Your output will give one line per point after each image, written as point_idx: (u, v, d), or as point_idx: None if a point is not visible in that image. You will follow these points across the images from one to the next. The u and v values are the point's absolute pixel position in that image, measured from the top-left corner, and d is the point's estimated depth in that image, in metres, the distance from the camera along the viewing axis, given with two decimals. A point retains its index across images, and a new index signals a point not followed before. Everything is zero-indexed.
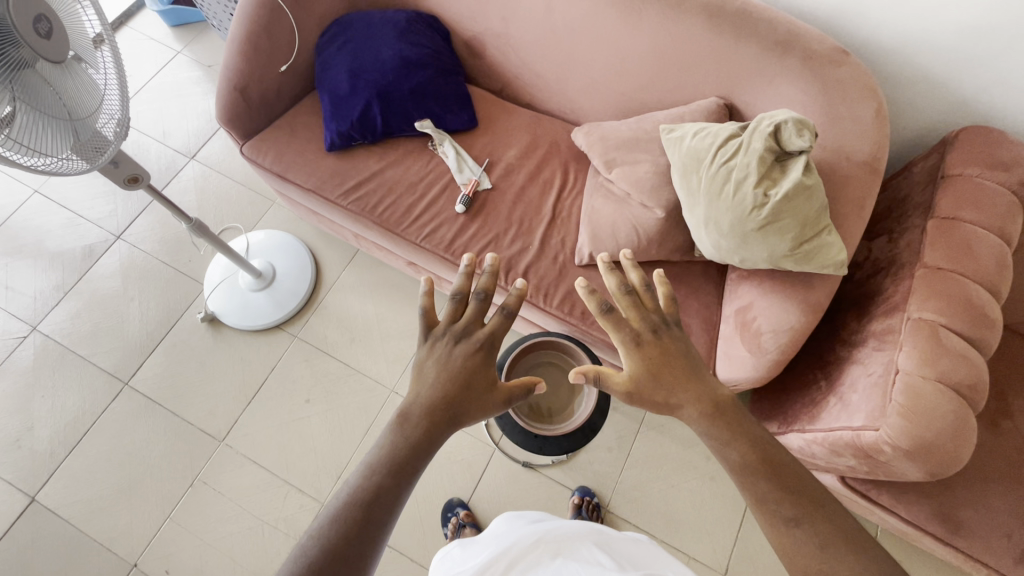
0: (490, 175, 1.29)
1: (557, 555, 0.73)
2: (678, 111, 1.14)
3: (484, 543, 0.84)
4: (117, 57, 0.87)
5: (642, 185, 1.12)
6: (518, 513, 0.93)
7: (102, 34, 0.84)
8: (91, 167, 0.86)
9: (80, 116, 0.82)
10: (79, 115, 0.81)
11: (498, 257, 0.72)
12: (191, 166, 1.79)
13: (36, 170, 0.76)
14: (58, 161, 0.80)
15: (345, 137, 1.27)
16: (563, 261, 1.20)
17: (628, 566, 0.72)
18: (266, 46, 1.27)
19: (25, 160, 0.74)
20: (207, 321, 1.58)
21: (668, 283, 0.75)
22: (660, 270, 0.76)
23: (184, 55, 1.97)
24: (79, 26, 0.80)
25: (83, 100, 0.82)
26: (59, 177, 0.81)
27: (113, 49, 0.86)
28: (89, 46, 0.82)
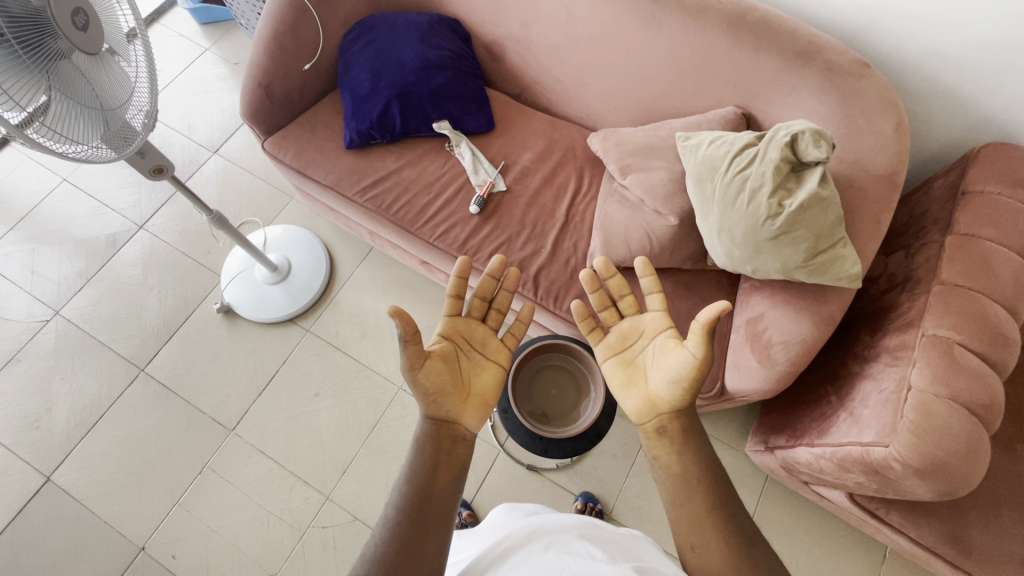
0: (505, 177, 1.30)
1: (548, 549, 0.71)
2: (696, 119, 1.14)
3: (483, 535, 0.87)
4: (148, 51, 0.90)
5: (656, 192, 1.13)
6: (514, 504, 0.95)
7: (136, 29, 0.87)
8: (119, 156, 0.89)
9: (112, 107, 0.84)
10: (109, 105, 0.84)
11: (516, 269, 0.92)
12: (214, 160, 1.83)
13: (69, 157, 0.79)
14: (88, 149, 0.82)
15: (365, 136, 1.29)
16: (574, 264, 1.21)
17: (620, 558, 0.70)
18: (292, 45, 1.29)
19: (60, 148, 0.77)
20: (222, 312, 1.60)
21: (580, 322, 0.92)
22: (580, 321, 0.92)
23: (212, 52, 2.01)
24: (114, 19, 0.83)
25: (114, 91, 0.84)
26: (89, 165, 0.83)
27: (145, 44, 0.89)
28: (122, 39, 0.85)
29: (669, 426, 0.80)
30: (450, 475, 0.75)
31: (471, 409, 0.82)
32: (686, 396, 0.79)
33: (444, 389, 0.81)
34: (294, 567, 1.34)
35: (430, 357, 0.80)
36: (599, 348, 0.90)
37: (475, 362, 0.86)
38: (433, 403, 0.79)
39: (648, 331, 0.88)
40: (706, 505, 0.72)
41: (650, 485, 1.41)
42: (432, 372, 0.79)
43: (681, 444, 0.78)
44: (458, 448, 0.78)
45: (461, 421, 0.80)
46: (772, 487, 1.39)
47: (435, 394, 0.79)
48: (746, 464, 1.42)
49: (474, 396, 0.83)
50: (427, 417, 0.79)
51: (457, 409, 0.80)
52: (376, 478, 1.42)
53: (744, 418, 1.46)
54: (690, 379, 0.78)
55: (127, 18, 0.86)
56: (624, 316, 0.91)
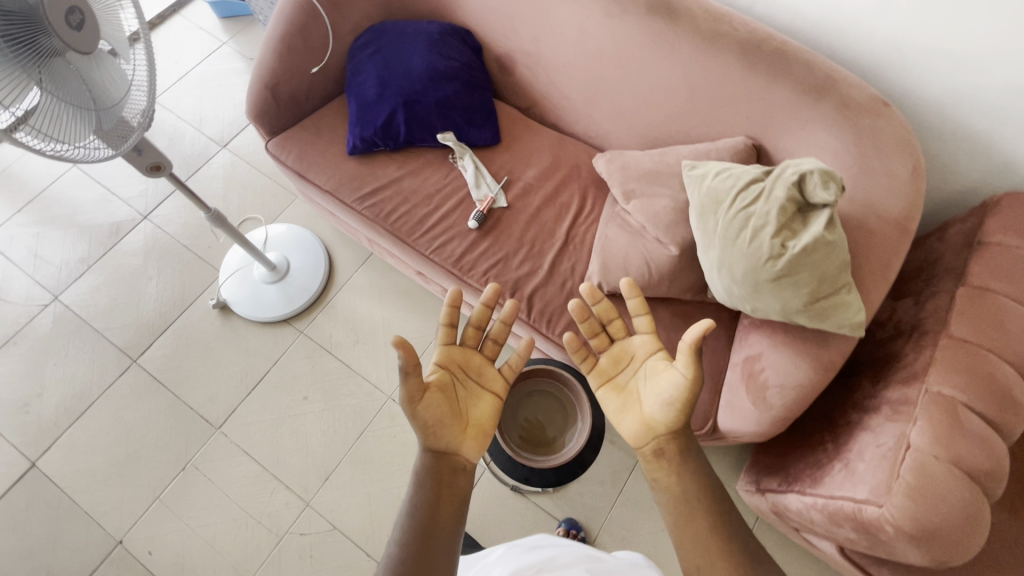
0: (507, 194, 1.28)
1: None
2: (704, 147, 1.12)
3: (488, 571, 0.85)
4: (150, 56, 0.88)
5: (658, 220, 1.10)
6: (519, 539, 0.92)
7: (139, 33, 0.86)
8: (116, 154, 0.87)
9: (108, 105, 0.83)
10: (105, 104, 0.82)
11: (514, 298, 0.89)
12: (222, 154, 1.83)
13: (62, 158, 0.78)
14: (82, 147, 0.81)
15: (368, 142, 1.28)
16: (570, 287, 1.18)
17: None
18: (300, 47, 1.26)
19: (54, 149, 0.76)
20: (218, 308, 1.60)
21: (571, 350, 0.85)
22: (570, 347, 0.85)
23: (229, 47, 2.02)
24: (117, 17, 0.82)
25: (111, 90, 0.83)
26: (84, 165, 0.82)
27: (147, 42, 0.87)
28: (123, 42, 0.84)
29: (667, 448, 0.77)
30: (454, 507, 0.72)
31: (471, 439, 0.79)
32: (680, 417, 0.77)
33: (443, 420, 0.78)
34: (269, 572, 1.32)
35: (428, 389, 0.78)
36: (589, 373, 0.87)
37: (472, 392, 0.84)
38: (432, 436, 0.76)
39: (639, 353, 0.85)
40: (689, 556, 0.69)
41: (636, 516, 1.37)
42: (430, 404, 0.77)
43: (679, 465, 0.75)
44: (459, 479, 0.75)
45: (460, 452, 0.77)
46: (761, 527, 1.35)
47: (433, 426, 0.76)
48: (736, 501, 1.38)
49: (474, 425, 0.80)
50: (426, 450, 0.76)
51: (456, 440, 0.77)
52: (358, 487, 1.40)
53: (737, 454, 1.42)
54: (684, 399, 0.76)
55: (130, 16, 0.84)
56: (614, 340, 0.88)
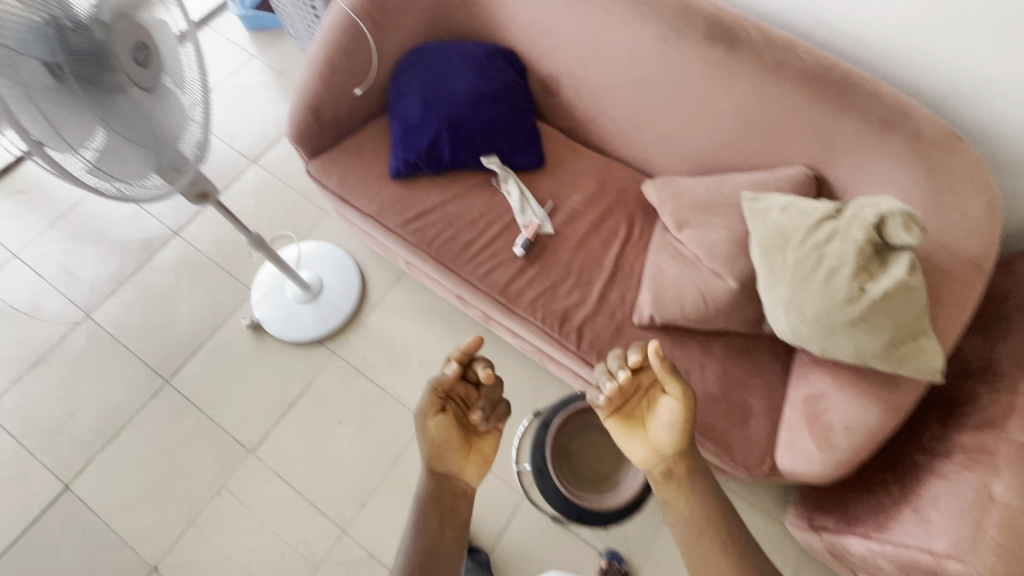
0: (553, 220, 1.25)
1: None
2: (762, 177, 1.08)
3: None
4: (200, 54, 0.84)
5: (715, 251, 1.07)
6: None
7: (188, 31, 0.80)
8: (172, 190, 0.83)
9: (167, 141, 0.80)
10: (165, 140, 0.79)
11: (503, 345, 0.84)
12: (254, 169, 1.81)
13: (126, 198, 0.76)
14: (141, 185, 0.78)
15: (411, 165, 1.26)
16: (620, 318, 1.16)
17: None
18: (344, 69, 1.23)
19: (119, 189, 0.74)
20: (252, 328, 1.58)
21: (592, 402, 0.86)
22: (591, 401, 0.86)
23: (259, 59, 2.00)
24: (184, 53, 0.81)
25: (171, 125, 0.80)
26: (141, 203, 0.78)
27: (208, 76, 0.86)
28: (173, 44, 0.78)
29: (675, 469, 0.79)
30: (455, 532, 0.76)
31: (472, 465, 0.82)
32: (683, 437, 0.79)
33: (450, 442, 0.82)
34: None
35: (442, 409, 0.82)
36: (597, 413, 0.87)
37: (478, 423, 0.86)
38: (436, 455, 0.80)
39: (643, 383, 0.85)
40: None
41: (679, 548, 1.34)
42: (437, 425, 0.81)
43: (687, 484, 0.78)
44: (458, 504, 0.79)
45: (461, 477, 0.81)
46: (809, 562, 1.32)
47: (438, 446, 0.80)
48: (781, 534, 1.35)
49: (477, 452, 0.83)
50: (429, 469, 0.79)
51: (459, 464, 0.81)
52: (394, 515, 1.38)
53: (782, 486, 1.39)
54: (684, 420, 0.79)
55: (179, 23, 0.79)
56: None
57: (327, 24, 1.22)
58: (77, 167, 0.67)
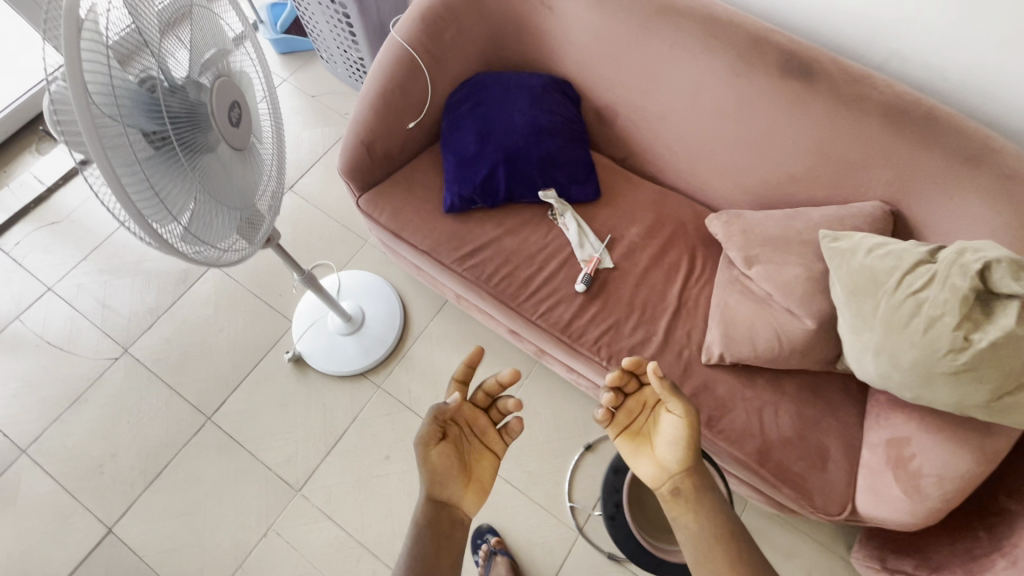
0: (612, 253, 1.22)
1: None
2: (836, 213, 1.05)
3: None
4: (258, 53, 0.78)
5: (790, 290, 1.04)
6: None
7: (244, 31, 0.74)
8: (253, 247, 0.81)
9: (248, 196, 0.78)
10: (246, 196, 0.77)
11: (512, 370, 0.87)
12: (289, 197, 1.78)
13: (216, 265, 0.72)
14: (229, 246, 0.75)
15: (466, 200, 1.23)
16: (688, 357, 1.13)
17: None
18: (398, 103, 1.21)
19: (210, 255, 0.70)
20: (293, 361, 1.55)
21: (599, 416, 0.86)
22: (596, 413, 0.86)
23: (290, 84, 1.98)
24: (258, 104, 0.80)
25: (251, 180, 0.78)
26: (231, 265, 0.75)
27: (276, 126, 0.85)
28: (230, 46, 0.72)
29: (683, 486, 0.78)
30: (452, 558, 0.73)
31: (472, 494, 0.82)
32: (689, 454, 0.79)
33: (450, 471, 0.80)
34: None
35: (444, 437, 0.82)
36: (606, 429, 0.88)
37: (474, 449, 0.86)
38: (437, 484, 0.79)
39: (648, 401, 0.86)
40: None
41: None
42: (440, 454, 0.80)
43: (695, 502, 0.77)
44: (457, 532, 0.77)
45: (460, 505, 0.80)
46: None
47: (440, 475, 0.79)
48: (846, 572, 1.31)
49: (474, 481, 0.83)
50: (427, 497, 0.78)
51: (458, 493, 0.80)
52: None
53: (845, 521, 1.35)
54: (689, 437, 0.79)
55: (234, 27, 0.74)
56: (627, 395, 0.88)
57: (380, 57, 1.20)
58: (176, 236, 0.63)
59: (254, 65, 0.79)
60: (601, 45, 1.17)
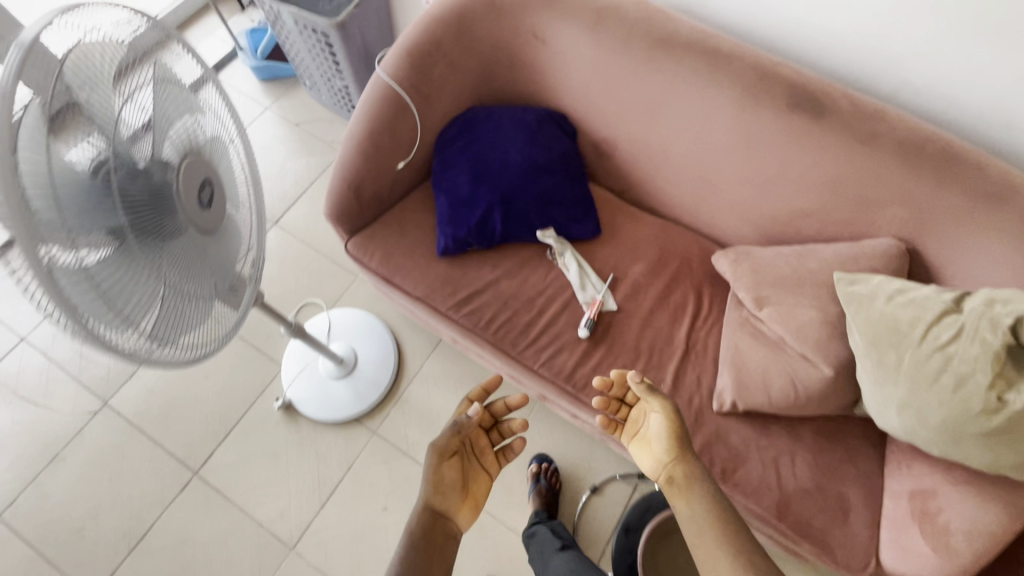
0: (615, 294, 1.17)
1: None
2: (850, 252, 1.01)
3: None
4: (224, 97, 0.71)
5: (804, 335, 0.99)
6: None
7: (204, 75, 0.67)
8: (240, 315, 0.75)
9: (230, 264, 0.72)
10: (227, 265, 0.71)
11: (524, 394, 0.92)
12: (274, 232, 1.71)
13: (201, 351, 0.66)
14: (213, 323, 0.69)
15: (461, 242, 1.17)
16: (698, 404, 1.07)
17: None
18: (386, 144, 1.15)
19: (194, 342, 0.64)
20: (284, 408, 1.48)
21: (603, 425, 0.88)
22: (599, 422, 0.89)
23: (273, 112, 1.91)
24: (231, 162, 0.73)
25: (231, 246, 0.72)
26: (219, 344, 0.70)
27: (255, 179, 0.78)
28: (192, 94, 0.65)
29: (674, 474, 0.75)
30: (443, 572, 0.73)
31: (467, 510, 0.82)
32: (675, 442, 0.77)
33: (452, 483, 0.81)
34: None
35: (452, 451, 0.84)
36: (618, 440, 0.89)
37: (473, 465, 0.86)
38: (437, 495, 0.80)
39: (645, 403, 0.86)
40: None
41: None
42: (445, 466, 0.82)
43: (687, 487, 0.73)
44: (448, 545, 0.76)
45: (455, 518, 0.79)
46: None
47: (441, 487, 0.81)
48: None
49: (472, 496, 0.83)
50: (427, 507, 0.78)
51: (455, 505, 0.80)
52: None
53: None
54: (668, 423, 0.78)
55: (194, 70, 0.66)
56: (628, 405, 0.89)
57: (366, 96, 1.14)
58: (147, 333, 0.57)
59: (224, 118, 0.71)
60: (600, 79, 1.12)
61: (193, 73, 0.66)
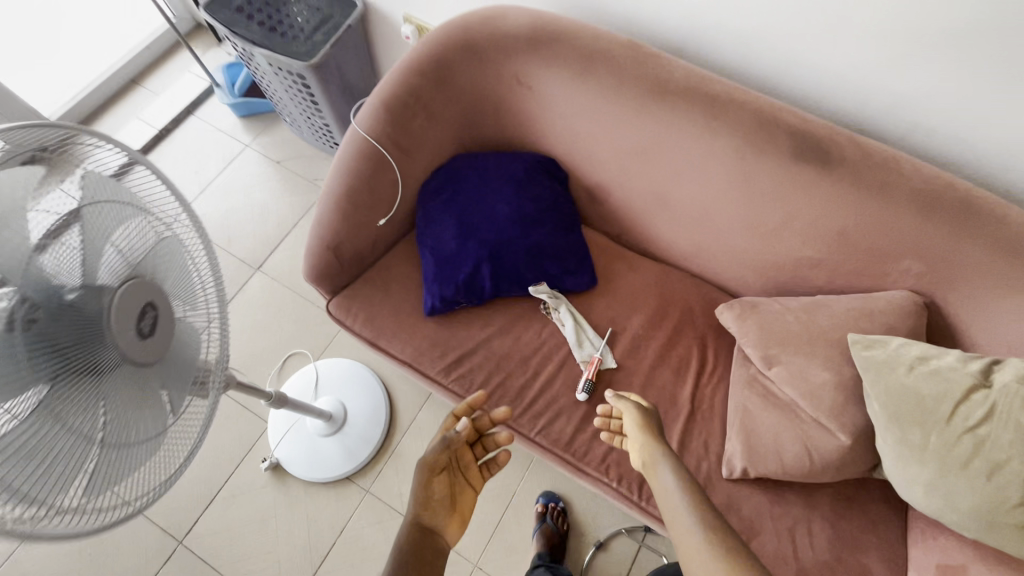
0: (614, 350, 1.10)
1: None
2: (864, 306, 0.94)
3: None
4: (162, 178, 0.60)
5: (818, 399, 0.93)
6: None
7: (131, 162, 0.56)
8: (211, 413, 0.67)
9: (189, 365, 0.63)
10: (185, 368, 0.62)
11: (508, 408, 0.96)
12: (257, 278, 1.64)
13: (163, 477, 0.58)
14: (177, 436, 0.61)
15: (448, 301, 1.10)
16: (706, 470, 1.00)
17: None
18: (366, 201, 1.08)
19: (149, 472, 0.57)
20: (272, 469, 1.41)
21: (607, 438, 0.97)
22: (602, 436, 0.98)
23: (253, 150, 1.84)
24: (177, 254, 0.62)
25: (186, 345, 0.63)
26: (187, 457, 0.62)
27: (212, 256, 0.68)
28: (117, 192, 0.55)
29: (648, 462, 0.83)
30: None
31: (454, 525, 0.85)
32: (643, 432, 0.86)
33: (440, 499, 0.85)
34: None
35: (441, 466, 0.87)
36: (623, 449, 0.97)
37: (461, 481, 0.90)
38: (426, 510, 0.84)
39: None
40: None
41: None
42: (435, 481, 0.86)
43: (658, 471, 0.81)
44: (439, 563, 0.79)
45: (444, 533, 0.83)
46: None
47: (430, 503, 0.85)
48: None
49: (458, 511, 0.87)
50: (416, 523, 0.82)
51: (444, 522, 0.84)
52: None
53: None
54: (634, 417, 0.88)
55: (116, 158, 0.55)
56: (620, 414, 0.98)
57: (342, 152, 1.07)
58: (82, 492, 0.49)
59: (163, 205, 0.61)
60: (590, 124, 1.05)
61: (116, 163, 0.55)
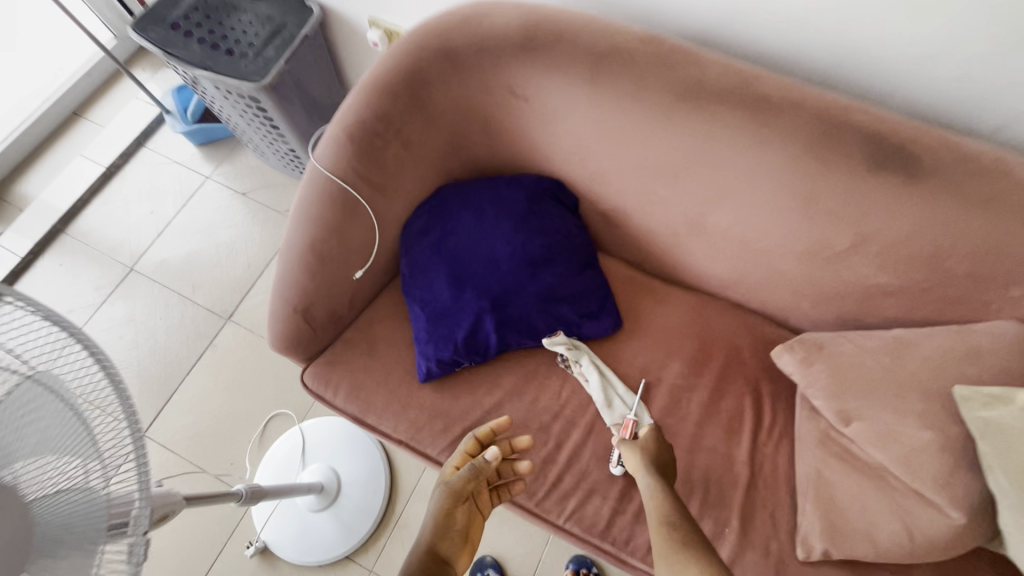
0: (650, 408, 0.91)
1: None
2: (965, 345, 0.75)
3: None
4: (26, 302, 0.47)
5: (916, 465, 0.74)
6: None
7: None
8: None
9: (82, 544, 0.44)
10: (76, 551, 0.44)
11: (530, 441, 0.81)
12: (228, 329, 1.45)
13: None
14: None
15: (447, 364, 0.91)
16: (777, 552, 0.82)
17: None
18: (336, 252, 0.89)
19: None
20: (259, 553, 1.23)
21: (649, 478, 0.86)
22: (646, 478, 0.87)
23: (214, 181, 1.63)
24: (39, 396, 0.46)
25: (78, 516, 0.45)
26: None
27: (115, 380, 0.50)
28: None
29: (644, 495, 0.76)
30: None
31: (465, 558, 0.71)
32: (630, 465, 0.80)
33: (455, 529, 0.71)
34: None
35: (464, 493, 0.73)
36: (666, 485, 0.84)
37: (477, 509, 0.76)
38: (444, 539, 0.70)
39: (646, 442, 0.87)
40: None
41: None
42: (457, 511, 0.72)
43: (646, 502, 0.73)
44: None
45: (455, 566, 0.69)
46: None
47: (449, 531, 0.71)
48: None
49: (472, 542, 0.73)
50: (427, 548, 0.68)
51: (457, 551, 0.70)
52: None
53: None
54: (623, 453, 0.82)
55: None
56: None
57: (302, 196, 0.88)
58: None
59: (21, 338, 0.46)
60: (602, 141, 0.86)
61: None
